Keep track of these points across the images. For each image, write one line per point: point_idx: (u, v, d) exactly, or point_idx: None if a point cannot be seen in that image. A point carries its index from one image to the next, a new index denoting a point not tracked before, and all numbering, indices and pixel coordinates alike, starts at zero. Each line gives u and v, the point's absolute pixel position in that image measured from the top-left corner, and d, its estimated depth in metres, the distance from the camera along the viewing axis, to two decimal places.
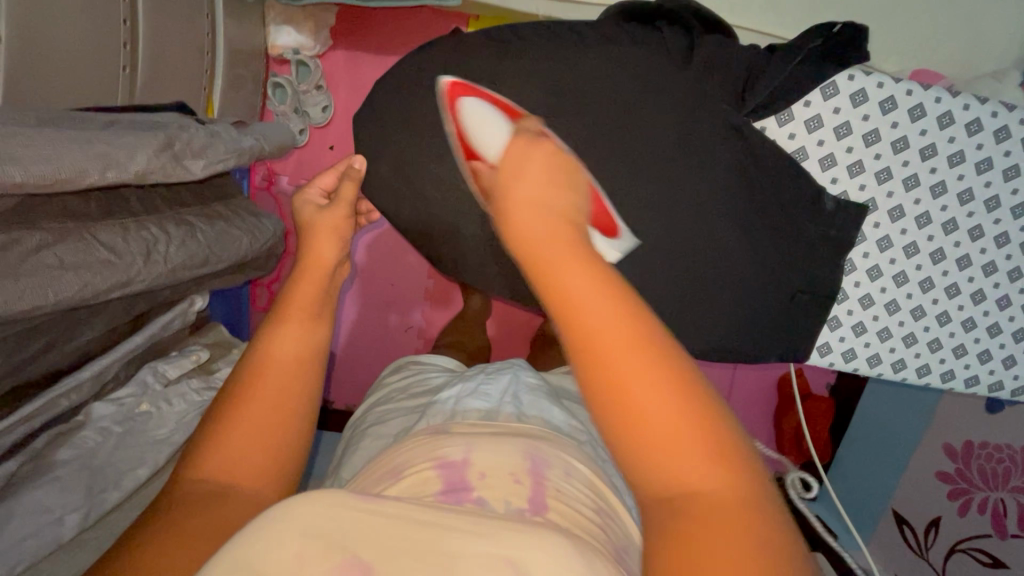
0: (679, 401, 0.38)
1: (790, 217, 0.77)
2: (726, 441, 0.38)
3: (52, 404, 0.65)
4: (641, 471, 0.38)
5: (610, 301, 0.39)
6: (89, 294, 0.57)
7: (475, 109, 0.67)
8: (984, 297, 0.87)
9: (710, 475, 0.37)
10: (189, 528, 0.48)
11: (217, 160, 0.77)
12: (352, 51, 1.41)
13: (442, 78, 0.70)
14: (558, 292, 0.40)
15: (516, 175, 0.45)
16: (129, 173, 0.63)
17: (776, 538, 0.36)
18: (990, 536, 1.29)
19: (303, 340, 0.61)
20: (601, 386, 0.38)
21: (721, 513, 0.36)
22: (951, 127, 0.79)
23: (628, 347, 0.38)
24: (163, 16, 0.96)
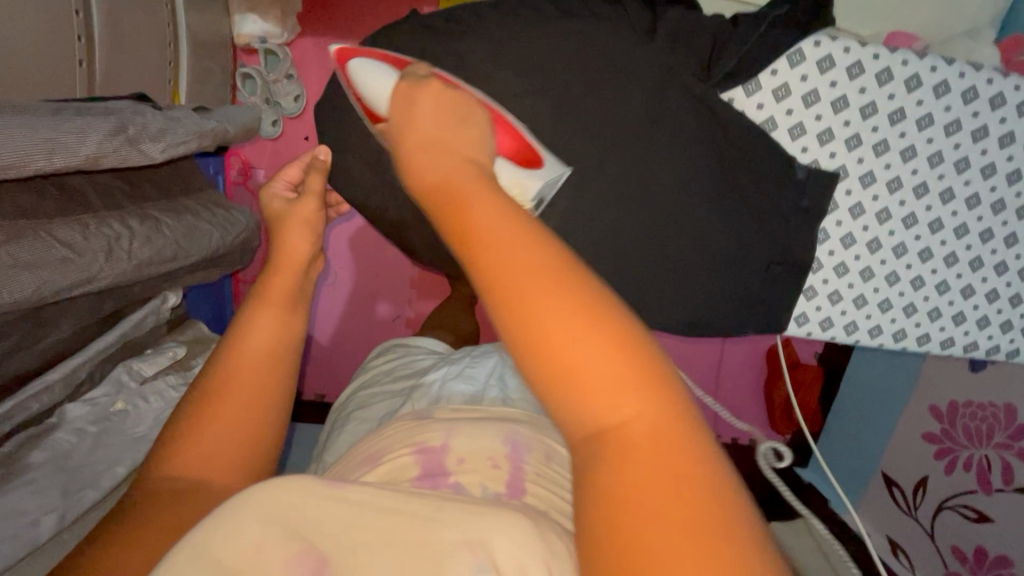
0: (593, 322, 0.35)
1: (760, 185, 0.77)
2: (649, 362, 0.35)
3: (22, 408, 0.65)
4: (565, 404, 0.35)
5: (511, 220, 0.38)
6: (49, 294, 0.56)
7: (362, 66, 0.65)
8: (957, 260, 0.87)
9: (629, 398, 0.34)
10: (154, 525, 0.49)
11: (178, 143, 0.74)
12: (320, 38, 1.38)
13: (334, 44, 0.69)
14: (466, 220, 0.38)
15: (416, 120, 0.45)
16: (80, 158, 0.60)
17: (713, 484, 0.32)
18: (974, 491, 1.29)
19: (277, 334, 0.61)
20: (517, 308, 0.35)
21: (649, 439, 0.33)
22: (918, 90, 0.79)
23: (536, 266, 0.36)
24: (119, 7, 0.93)
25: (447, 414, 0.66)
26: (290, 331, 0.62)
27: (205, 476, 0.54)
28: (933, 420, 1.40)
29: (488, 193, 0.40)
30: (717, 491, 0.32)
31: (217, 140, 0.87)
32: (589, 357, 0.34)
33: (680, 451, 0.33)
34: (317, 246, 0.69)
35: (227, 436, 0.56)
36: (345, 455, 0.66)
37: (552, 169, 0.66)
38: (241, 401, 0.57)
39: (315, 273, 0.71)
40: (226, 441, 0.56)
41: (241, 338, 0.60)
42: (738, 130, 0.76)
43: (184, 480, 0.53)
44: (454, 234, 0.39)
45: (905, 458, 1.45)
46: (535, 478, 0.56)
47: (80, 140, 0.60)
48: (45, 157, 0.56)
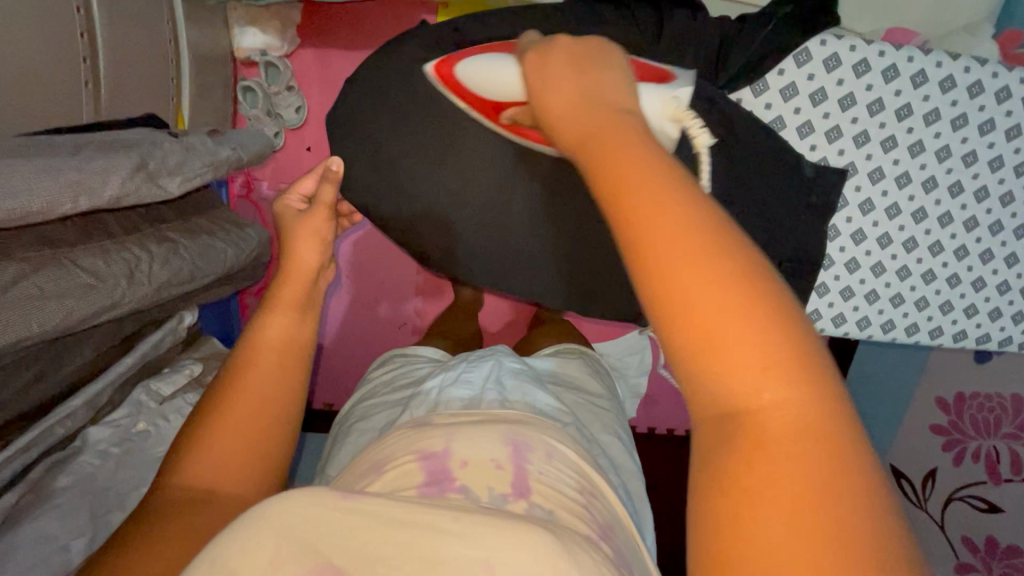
0: (747, 296, 0.31)
1: (773, 187, 0.78)
2: (799, 345, 0.31)
3: (48, 434, 0.65)
4: (694, 378, 0.32)
5: (664, 177, 0.35)
6: (74, 321, 0.57)
7: (470, 67, 0.65)
8: (968, 253, 0.87)
9: (776, 386, 0.30)
10: (171, 534, 0.51)
11: (193, 176, 0.75)
12: (320, 49, 1.38)
13: (426, 65, 0.69)
14: (607, 165, 0.36)
15: (546, 69, 0.44)
16: (103, 200, 0.61)
17: (855, 491, 0.29)
18: (984, 482, 1.33)
19: (287, 337, 0.64)
20: (657, 268, 0.33)
21: (789, 433, 0.30)
22: (925, 86, 0.79)
23: (682, 231, 0.33)
24: (123, 27, 0.93)
25: (448, 418, 0.67)
26: (295, 341, 0.65)
27: (217, 487, 0.55)
28: (940, 411, 1.39)
29: (631, 141, 0.37)
30: (865, 498, 0.29)
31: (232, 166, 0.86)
32: (736, 333, 0.31)
33: (828, 444, 0.30)
34: (327, 255, 0.71)
35: (234, 443, 0.58)
36: (351, 463, 0.67)
37: (685, 77, 0.64)
38: (247, 411, 0.59)
39: (324, 284, 0.72)
40: (233, 450, 0.58)
41: (252, 348, 0.63)
42: (748, 127, 0.76)
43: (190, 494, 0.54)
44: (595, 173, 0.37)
45: (912, 449, 1.47)
46: (538, 477, 0.57)
47: (102, 182, 0.61)
48: (70, 200, 0.57)
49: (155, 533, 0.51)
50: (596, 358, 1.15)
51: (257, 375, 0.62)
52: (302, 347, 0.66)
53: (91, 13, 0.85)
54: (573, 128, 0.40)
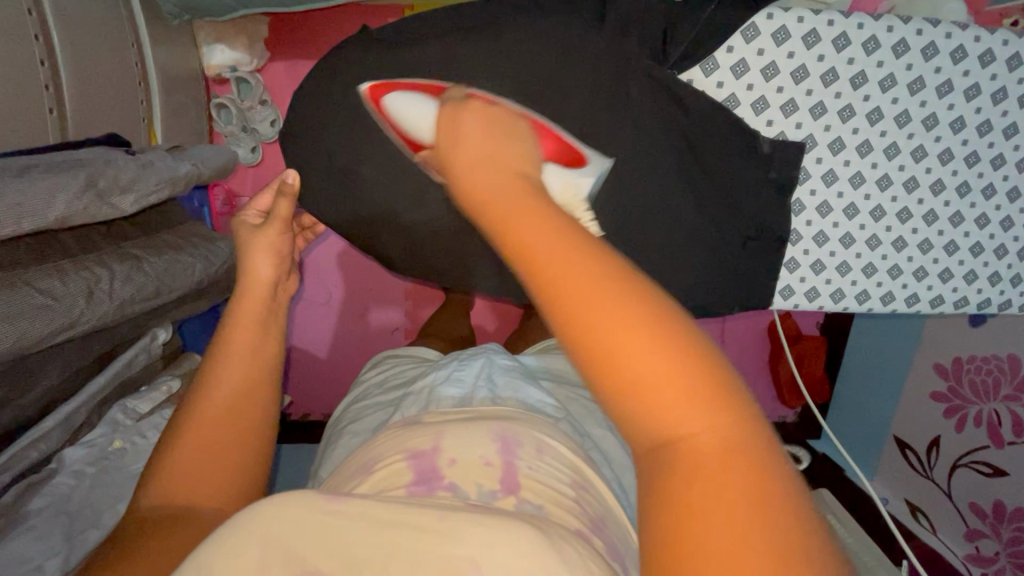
0: (659, 337, 0.35)
1: (725, 160, 0.79)
2: (718, 380, 0.35)
3: (21, 457, 0.66)
4: (626, 418, 0.35)
5: (563, 238, 0.37)
6: (29, 342, 0.58)
7: (399, 101, 0.69)
8: (937, 217, 0.86)
9: (700, 413, 0.34)
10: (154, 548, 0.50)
11: (147, 193, 0.78)
12: (290, 61, 1.39)
13: (359, 85, 0.72)
14: (521, 230, 0.38)
15: (454, 144, 0.44)
16: (49, 220, 0.63)
17: (783, 505, 0.32)
18: (987, 446, 1.27)
19: (254, 356, 0.63)
20: (567, 321, 0.36)
21: (716, 454, 0.33)
22: (878, 52, 0.78)
23: (597, 279, 0.36)
24: (85, 51, 0.94)
25: (438, 416, 0.67)
26: (262, 355, 0.64)
27: (196, 502, 0.55)
28: (940, 378, 1.39)
29: (536, 206, 0.39)
30: (793, 509, 0.32)
31: (190, 182, 0.89)
32: (661, 373, 0.34)
33: (752, 468, 0.33)
34: (284, 268, 0.68)
35: (213, 453, 0.58)
36: (342, 466, 0.66)
37: (596, 162, 0.70)
38: (221, 427, 0.59)
39: (285, 295, 0.70)
40: (209, 466, 0.57)
41: (222, 364, 0.62)
42: (700, 106, 0.76)
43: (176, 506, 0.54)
44: (505, 245, 0.39)
45: (913, 419, 1.45)
46: (528, 472, 0.56)
47: (47, 202, 0.62)
48: (12, 223, 0.58)
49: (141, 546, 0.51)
50: None
51: (225, 393, 0.61)
52: (271, 360, 0.65)
53: (51, 39, 0.86)
54: (471, 183, 0.42)
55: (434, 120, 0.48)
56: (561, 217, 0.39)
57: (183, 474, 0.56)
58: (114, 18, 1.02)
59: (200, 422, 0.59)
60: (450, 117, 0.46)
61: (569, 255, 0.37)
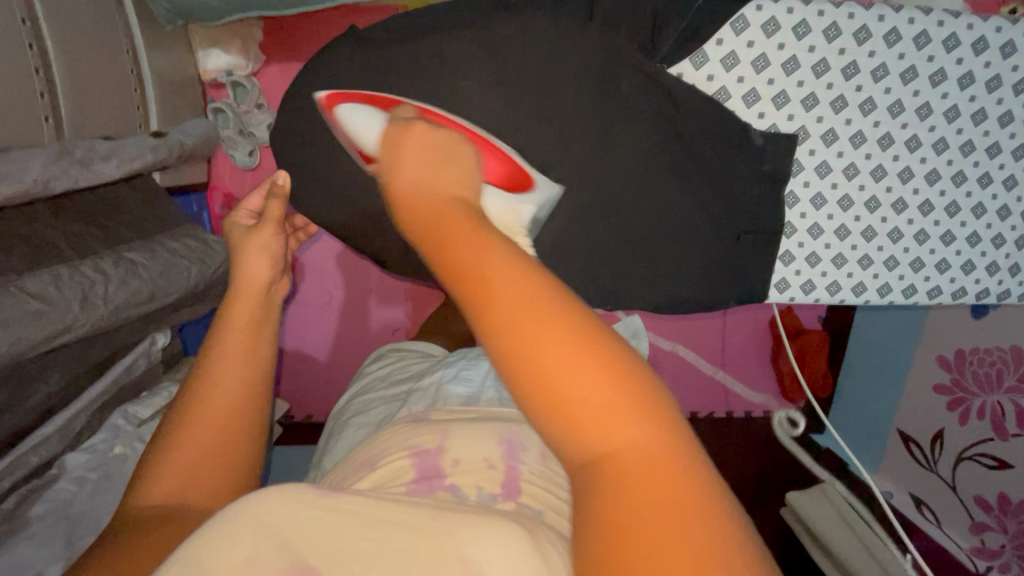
0: (586, 347, 0.35)
1: (717, 156, 0.79)
2: (646, 394, 0.35)
3: (19, 464, 0.68)
4: (554, 431, 0.34)
5: (502, 252, 0.38)
6: (24, 348, 0.58)
7: (350, 112, 0.70)
8: (932, 208, 0.86)
9: (627, 428, 0.33)
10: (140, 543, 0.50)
11: (129, 159, 0.81)
12: (285, 63, 1.39)
13: (317, 91, 0.73)
14: (453, 245, 0.39)
15: (400, 169, 0.46)
16: (28, 184, 0.65)
17: (714, 519, 0.31)
18: (991, 439, 1.27)
19: (246, 356, 0.63)
20: (499, 331, 0.35)
21: (645, 467, 0.32)
22: (869, 41, 0.78)
23: (523, 290, 0.36)
24: (79, 59, 0.94)
25: (443, 414, 0.67)
26: (259, 356, 0.64)
27: (185, 501, 0.55)
28: (942, 370, 1.39)
29: (472, 224, 0.40)
30: (726, 526, 0.31)
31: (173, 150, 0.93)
32: (586, 386, 0.34)
33: (684, 483, 0.32)
34: (279, 269, 0.68)
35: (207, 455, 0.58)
36: (342, 462, 0.66)
37: (544, 189, 0.73)
38: (212, 427, 0.59)
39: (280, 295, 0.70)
40: (198, 466, 0.57)
41: (217, 364, 0.62)
42: (692, 101, 0.76)
43: (165, 505, 0.54)
44: (440, 259, 0.39)
45: (917, 412, 1.44)
46: (530, 478, 0.56)
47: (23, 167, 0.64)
48: None
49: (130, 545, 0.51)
50: None
51: (216, 393, 0.60)
52: (265, 360, 0.64)
53: (44, 48, 0.86)
54: (411, 204, 0.43)
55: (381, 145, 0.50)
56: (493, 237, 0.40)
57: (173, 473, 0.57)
58: (109, 26, 1.03)
59: (194, 423, 0.59)
60: (397, 143, 0.48)
61: (498, 270, 0.37)
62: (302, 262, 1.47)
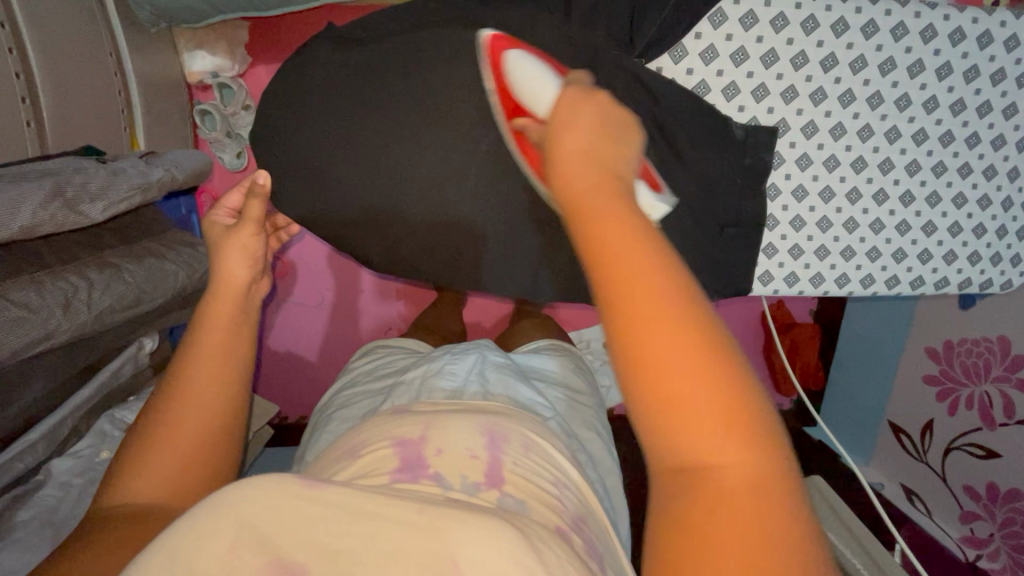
0: (717, 373, 0.36)
1: (701, 151, 0.79)
2: (761, 420, 0.37)
3: (7, 468, 0.67)
4: (659, 441, 0.37)
5: (654, 262, 0.38)
6: (3, 354, 0.59)
7: (519, 61, 0.64)
8: (913, 199, 0.86)
9: (735, 453, 0.36)
10: (109, 543, 0.51)
11: (120, 200, 0.76)
12: (272, 64, 1.39)
13: (483, 31, 0.67)
14: (599, 241, 0.39)
15: (565, 138, 0.44)
16: (14, 230, 0.62)
17: (801, 548, 0.35)
18: (979, 429, 1.27)
19: (222, 362, 0.62)
20: (627, 343, 0.37)
21: (743, 490, 0.36)
22: (847, 34, 0.78)
23: (664, 310, 0.37)
24: (62, 62, 0.94)
25: (429, 406, 0.67)
26: (235, 356, 0.63)
27: (158, 500, 0.56)
28: (931, 361, 1.40)
29: (624, 217, 0.40)
30: (807, 551, 0.35)
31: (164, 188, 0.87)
32: (703, 407, 0.36)
33: (771, 504, 0.36)
34: (259, 270, 0.67)
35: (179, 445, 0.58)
36: (326, 450, 0.66)
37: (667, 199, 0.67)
38: (186, 428, 0.59)
39: (260, 296, 0.69)
40: (171, 467, 0.57)
41: (193, 368, 0.61)
42: (672, 99, 0.76)
43: (138, 504, 0.55)
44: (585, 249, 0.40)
45: (907, 404, 1.45)
46: (512, 469, 0.57)
47: (13, 212, 0.62)
48: None
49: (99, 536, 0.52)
50: (579, 355, 1.13)
51: (191, 395, 0.60)
52: (242, 363, 0.64)
53: (25, 51, 0.86)
54: (567, 187, 0.42)
55: (553, 107, 0.47)
56: (652, 239, 0.39)
57: (145, 475, 0.57)
58: (92, 29, 1.03)
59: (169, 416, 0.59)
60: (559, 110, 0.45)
61: (644, 275, 0.38)
62: (291, 261, 1.46)
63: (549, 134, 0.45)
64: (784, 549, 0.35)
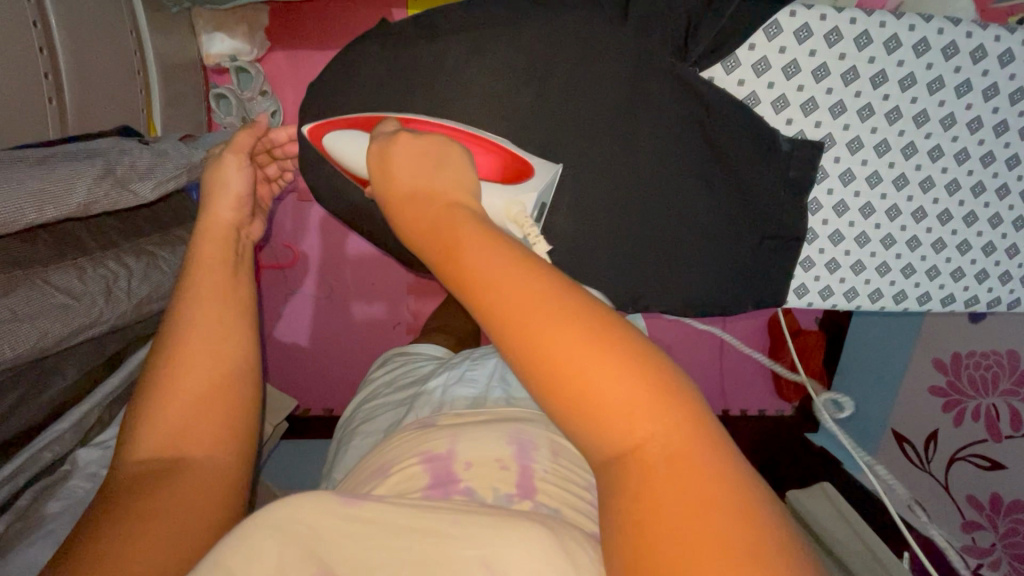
0: (606, 347, 0.35)
1: (743, 160, 0.79)
2: (669, 385, 0.36)
3: (35, 460, 0.66)
4: (579, 428, 0.36)
5: (498, 255, 0.40)
6: (50, 341, 0.58)
7: (339, 138, 0.68)
8: (950, 217, 0.87)
9: (646, 418, 0.34)
10: (153, 507, 0.47)
11: (167, 180, 0.74)
12: (291, 51, 1.35)
13: (303, 124, 0.71)
14: (449, 248, 0.41)
15: (395, 173, 0.49)
16: (70, 208, 0.61)
17: (737, 500, 0.32)
18: (985, 440, 1.29)
19: (223, 299, 0.59)
20: (508, 337, 0.37)
21: (668, 457, 0.33)
22: (899, 51, 0.78)
23: (536, 294, 0.37)
24: (84, 41, 0.91)
25: (454, 418, 0.65)
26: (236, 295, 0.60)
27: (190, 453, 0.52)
28: (939, 372, 1.41)
29: (472, 224, 0.42)
30: (754, 509, 0.32)
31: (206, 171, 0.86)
32: (599, 381, 0.35)
33: (702, 465, 0.33)
34: (247, 214, 0.66)
35: (195, 419, 0.53)
36: (356, 468, 0.64)
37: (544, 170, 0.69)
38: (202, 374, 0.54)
39: (250, 242, 0.67)
40: (194, 419, 0.53)
41: (197, 305, 0.57)
42: (722, 112, 0.77)
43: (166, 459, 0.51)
44: (444, 263, 0.42)
45: (912, 414, 1.47)
46: (544, 478, 0.55)
47: (66, 194, 0.60)
48: (32, 210, 0.57)
49: (141, 516, 0.46)
50: None
51: (199, 336, 0.56)
52: (246, 300, 0.61)
53: (49, 29, 0.83)
54: (415, 213, 0.46)
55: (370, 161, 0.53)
56: (492, 233, 0.42)
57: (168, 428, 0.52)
58: (113, 9, 0.99)
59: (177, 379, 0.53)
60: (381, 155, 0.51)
61: (503, 269, 0.39)
62: (300, 250, 1.43)
63: (382, 176, 0.51)
64: (724, 496, 0.32)
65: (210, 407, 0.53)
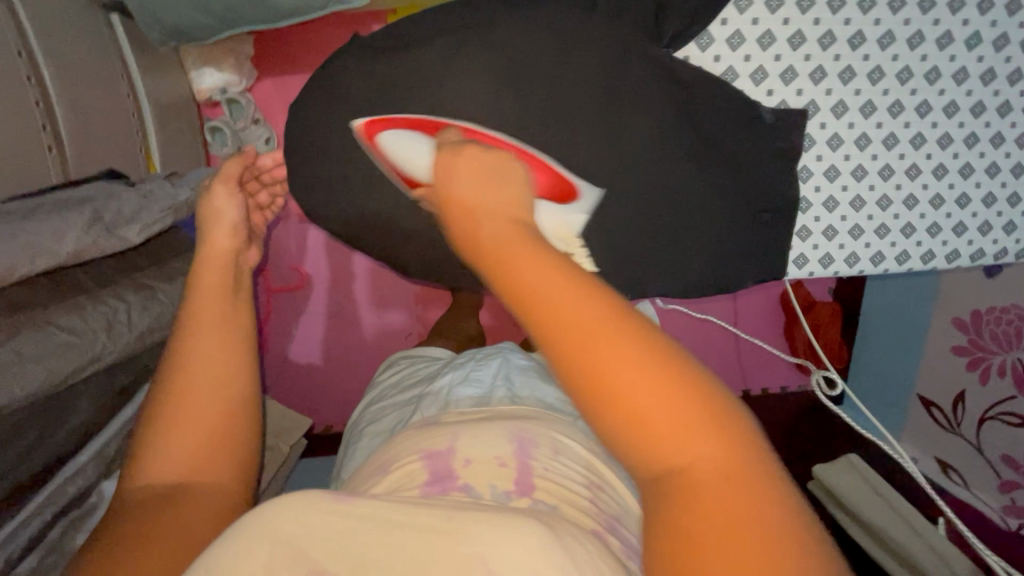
0: (667, 375, 0.36)
1: (728, 134, 0.79)
2: (726, 414, 0.36)
3: (60, 491, 0.70)
4: (632, 449, 0.36)
5: (558, 279, 0.38)
6: (57, 378, 0.61)
7: (397, 140, 0.72)
8: (946, 172, 0.86)
9: (698, 439, 0.35)
10: (152, 532, 0.49)
11: (154, 222, 0.77)
12: (278, 76, 1.39)
13: (353, 121, 0.74)
14: (506, 267, 0.39)
15: (455, 181, 0.46)
16: (63, 257, 0.65)
17: (787, 525, 0.33)
18: (1014, 397, 1.25)
19: (224, 329, 0.60)
20: (569, 364, 0.36)
21: (721, 481, 0.34)
22: (874, 10, 0.78)
23: (599, 322, 0.37)
24: (77, 90, 0.94)
25: (457, 417, 0.66)
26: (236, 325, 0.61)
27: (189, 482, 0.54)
28: (959, 332, 1.39)
29: (530, 244, 0.41)
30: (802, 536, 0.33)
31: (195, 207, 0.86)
32: (658, 406, 0.35)
33: (756, 493, 0.34)
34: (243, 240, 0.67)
35: (197, 449, 0.55)
36: (360, 468, 0.65)
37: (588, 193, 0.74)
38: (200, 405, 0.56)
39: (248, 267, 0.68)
40: (194, 449, 0.55)
41: (196, 337, 0.58)
42: (699, 90, 0.76)
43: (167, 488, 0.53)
44: (498, 278, 0.40)
45: (938, 377, 1.44)
46: (543, 473, 0.55)
47: (58, 240, 0.64)
48: (26, 261, 0.60)
49: (139, 545, 0.48)
50: None
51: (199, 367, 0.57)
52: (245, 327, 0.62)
53: (42, 80, 0.86)
54: (466, 227, 0.43)
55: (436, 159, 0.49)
56: (554, 255, 0.40)
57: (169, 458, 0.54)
58: (103, 56, 1.03)
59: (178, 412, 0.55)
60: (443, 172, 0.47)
61: (566, 291, 0.38)
62: (306, 271, 1.46)
63: (439, 181, 0.47)
64: (777, 524, 0.33)
65: (212, 434, 0.55)
